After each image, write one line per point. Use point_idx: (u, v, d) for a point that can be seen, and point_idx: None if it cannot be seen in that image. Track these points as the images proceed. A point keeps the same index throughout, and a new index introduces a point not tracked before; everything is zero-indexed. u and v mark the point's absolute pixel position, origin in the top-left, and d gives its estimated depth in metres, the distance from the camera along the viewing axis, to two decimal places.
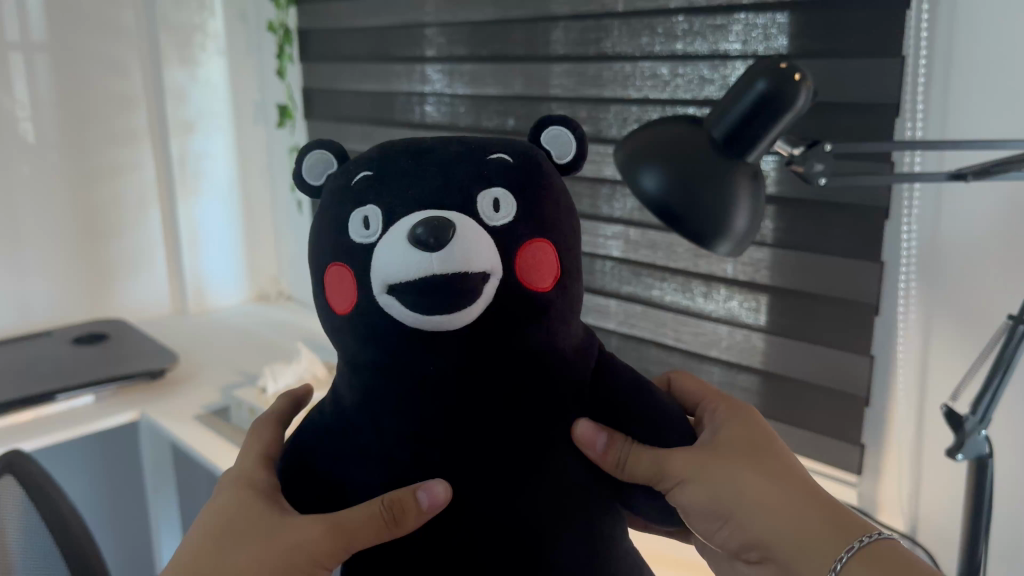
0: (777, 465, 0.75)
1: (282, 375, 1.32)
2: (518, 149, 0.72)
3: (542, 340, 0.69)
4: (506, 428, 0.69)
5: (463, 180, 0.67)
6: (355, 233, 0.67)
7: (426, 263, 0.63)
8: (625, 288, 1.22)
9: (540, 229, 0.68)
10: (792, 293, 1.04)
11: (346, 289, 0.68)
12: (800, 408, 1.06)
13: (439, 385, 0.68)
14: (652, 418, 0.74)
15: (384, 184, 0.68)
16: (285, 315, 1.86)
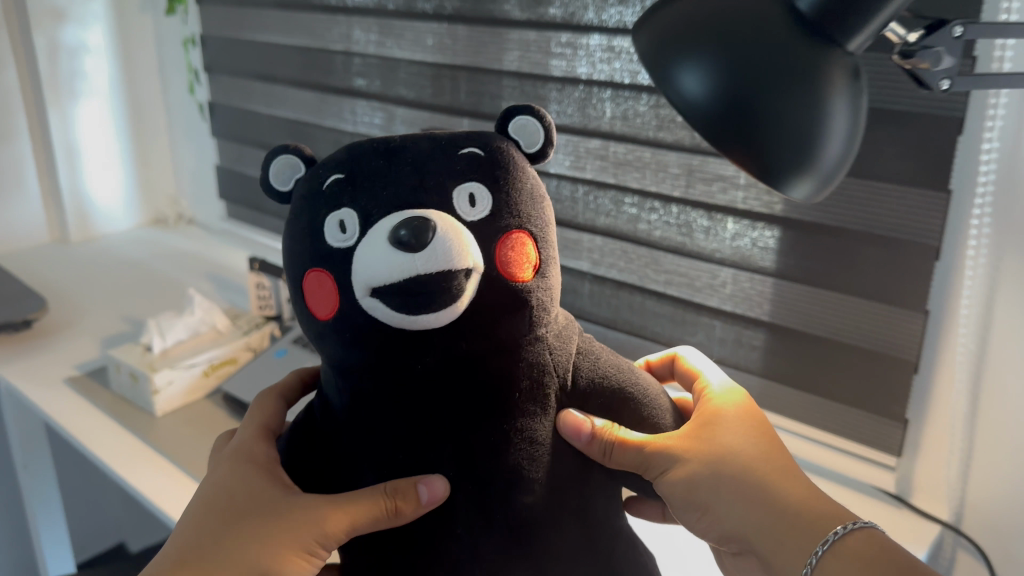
0: (764, 445, 0.62)
1: (172, 330, 1.04)
2: (491, 138, 0.58)
3: (528, 331, 0.56)
4: (493, 427, 0.57)
5: (438, 172, 0.54)
6: (331, 238, 0.55)
7: (409, 266, 0.51)
8: (601, 220, 0.97)
9: (518, 218, 0.55)
10: (818, 230, 0.81)
11: (325, 298, 0.56)
12: (824, 373, 0.85)
13: (417, 376, 0.56)
14: (635, 400, 0.61)
15: (354, 184, 0.55)
16: (187, 243, 1.56)
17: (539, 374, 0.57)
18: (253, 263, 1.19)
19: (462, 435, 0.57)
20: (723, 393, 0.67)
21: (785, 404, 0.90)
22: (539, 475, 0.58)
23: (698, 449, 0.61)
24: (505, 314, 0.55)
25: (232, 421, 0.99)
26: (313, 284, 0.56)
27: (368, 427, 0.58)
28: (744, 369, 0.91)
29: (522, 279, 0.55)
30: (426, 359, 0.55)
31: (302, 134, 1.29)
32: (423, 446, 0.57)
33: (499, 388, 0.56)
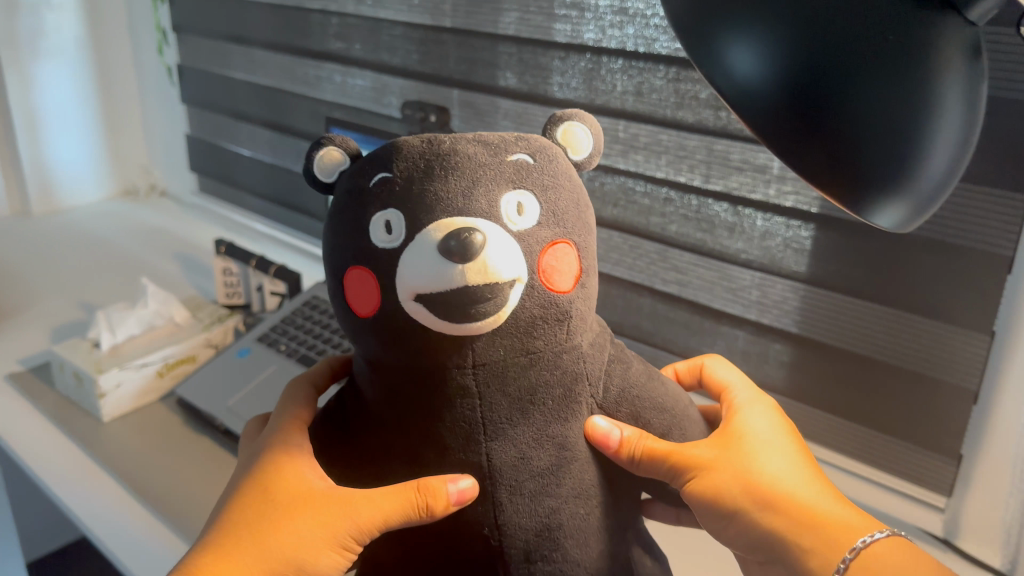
0: (797, 461, 0.52)
1: (122, 325, 0.93)
2: (536, 142, 0.47)
3: (568, 339, 0.45)
4: (517, 439, 0.45)
5: (485, 173, 0.43)
6: (377, 240, 0.43)
7: (461, 274, 0.40)
8: (609, 210, 0.85)
9: (562, 227, 0.44)
10: (862, 232, 0.69)
11: (366, 298, 0.44)
12: (862, 396, 0.74)
13: (446, 390, 0.44)
14: (669, 409, 0.50)
15: (400, 185, 0.43)
16: (157, 217, 1.44)
17: (570, 384, 0.46)
18: (219, 245, 1.06)
19: (475, 446, 0.45)
20: (751, 400, 0.58)
21: (815, 426, 0.79)
22: (567, 482, 0.46)
23: (732, 460, 0.51)
24: (544, 328, 0.44)
25: (189, 427, 0.88)
26: (353, 283, 0.45)
27: (382, 428, 0.47)
28: (768, 386, 0.80)
29: (565, 293, 0.44)
30: (468, 367, 0.43)
31: (275, 102, 1.16)
32: (431, 449, 0.46)
33: (534, 396, 0.45)
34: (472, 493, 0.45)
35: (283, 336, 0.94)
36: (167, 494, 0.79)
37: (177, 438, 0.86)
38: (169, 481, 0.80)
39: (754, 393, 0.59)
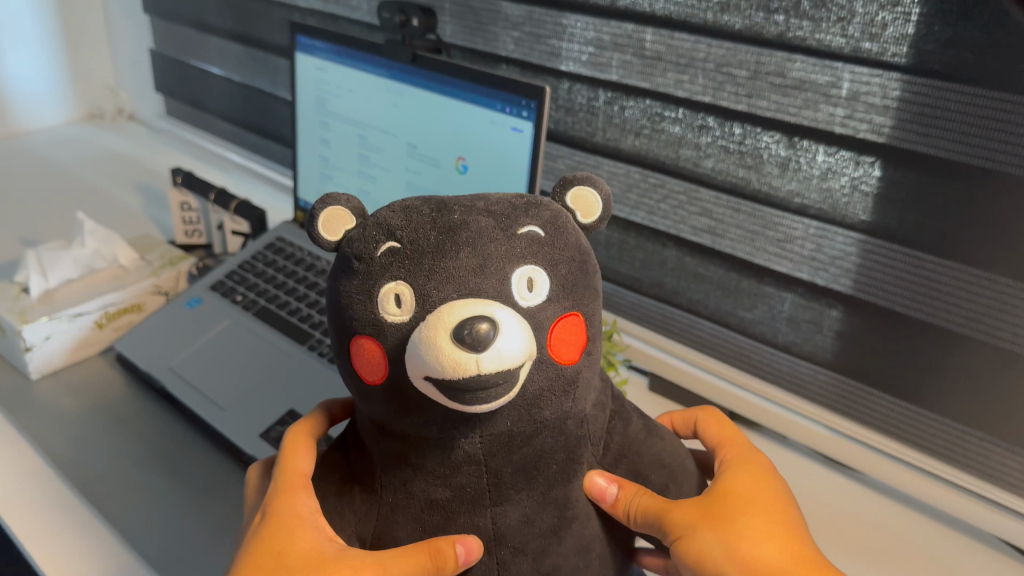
0: (793, 518, 0.42)
1: (55, 269, 0.78)
2: (538, 204, 0.37)
3: (575, 408, 0.37)
4: (523, 504, 0.37)
5: (495, 247, 0.34)
6: (386, 311, 0.34)
7: (468, 366, 0.32)
8: (628, 140, 0.70)
9: (580, 305, 0.36)
10: (952, 170, 0.55)
11: (375, 366, 0.35)
12: (931, 375, 0.61)
13: (448, 459, 0.37)
14: (668, 463, 0.42)
15: (407, 258, 0.34)
16: (122, 145, 1.30)
17: (576, 443, 0.38)
18: (176, 174, 0.92)
19: (480, 511, 0.37)
20: (743, 448, 0.47)
21: (870, 410, 0.66)
22: (570, 536, 0.39)
23: (718, 514, 0.41)
24: (550, 398, 0.36)
25: (130, 390, 0.75)
26: (357, 356, 0.36)
27: (373, 483, 0.39)
28: (814, 360, 0.67)
29: (571, 362, 0.36)
30: (475, 438, 0.36)
31: (243, 11, 1.00)
32: (417, 510, 0.38)
33: (538, 463, 0.37)
34: (479, 544, 0.37)
35: (241, 285, 0.80)
36: (85, 470, 0.65)
37: (113, 400, 0.74)
38: (89, 456, 0.67)
39: (747, 441, 0.48)
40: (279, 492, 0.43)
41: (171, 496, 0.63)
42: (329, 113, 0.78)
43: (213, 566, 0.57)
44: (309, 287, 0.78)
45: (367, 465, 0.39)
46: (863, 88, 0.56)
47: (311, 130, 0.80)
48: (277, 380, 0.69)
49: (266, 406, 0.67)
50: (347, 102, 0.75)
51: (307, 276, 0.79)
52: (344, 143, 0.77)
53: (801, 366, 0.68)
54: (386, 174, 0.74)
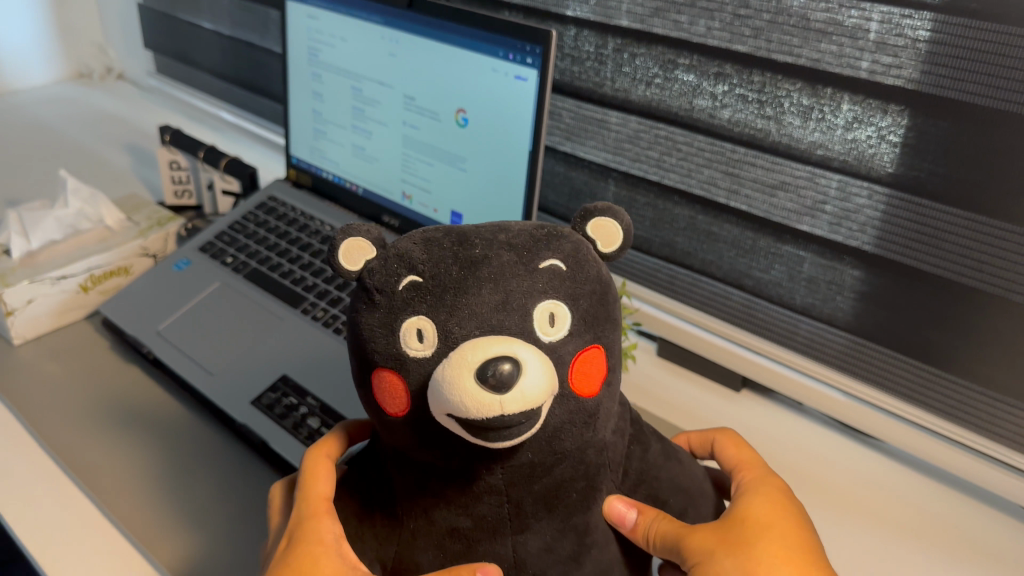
0: (811, 550, 0.40)
1: (37, 232, 0.75)
2: (558, 232, 0.35)
3: (596, 436, 0.35)
4: (544, 531, 0.36)
5: (518, 282, 0.32)
6: (408, 346, 0.32)
7: (493, 407, 0.30)
8: (639, 90, 0.66)
9: (603, 338, 0.34)
10: (986, 113, 0.51)
11: (397, 400, 0.33)
12: (957, 337, 0.58)
13: (469, 488, 0.35)
14: (686, 487, 0.41)
15: (429, 293, 0.32)
16: (113, 104, 1.25)
17: (599, 467, 0.37)
18: (164, 132, 0.88)
19: (502, 540, 0.36)
20: (760, 469, 0.45)
21: (892, 375, 0.62)
22: (590, 562, 0.37)
23: (738, 542, 0.39)
24: (573, 430, 0.34)
25: (117, 356, 0.72)
26: (378, 390, 0.34)
27: (394, 510, 0.37)
28: (833, 324, 0.64)
29: (593, 395, 0.34)
30: (498, 469, 0.34)
31: None
32: (438, 539, 0.36)
33: (559, 492, 0.35)
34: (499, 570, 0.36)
35: (232, 247, 0.77)
36: (70, 440, 0.62)
37: (101, 365, 0.71)
38: (74, 426, 0.64)
39: (763, 464, 0.46)
40: (302, 515, 0.40)
41: (161, 466, 0.60)
42: (322, 65, 0.74)
43: (204, 539, 0.55)
44: (303, 250, 0.74)
45: (388, 491, 0.38)
46: (892, 30, 0.52)
47: (303, 85, 0.76)
48: (268, 346, 0.65)
49: (258, 371, 0.64)
50: (340, 53, 0.71)
51: (299, 236, 0.76)
52: (337, 97, 0.74)
53: (819, 329, 0.65)
54: (382, 129, 0.71)
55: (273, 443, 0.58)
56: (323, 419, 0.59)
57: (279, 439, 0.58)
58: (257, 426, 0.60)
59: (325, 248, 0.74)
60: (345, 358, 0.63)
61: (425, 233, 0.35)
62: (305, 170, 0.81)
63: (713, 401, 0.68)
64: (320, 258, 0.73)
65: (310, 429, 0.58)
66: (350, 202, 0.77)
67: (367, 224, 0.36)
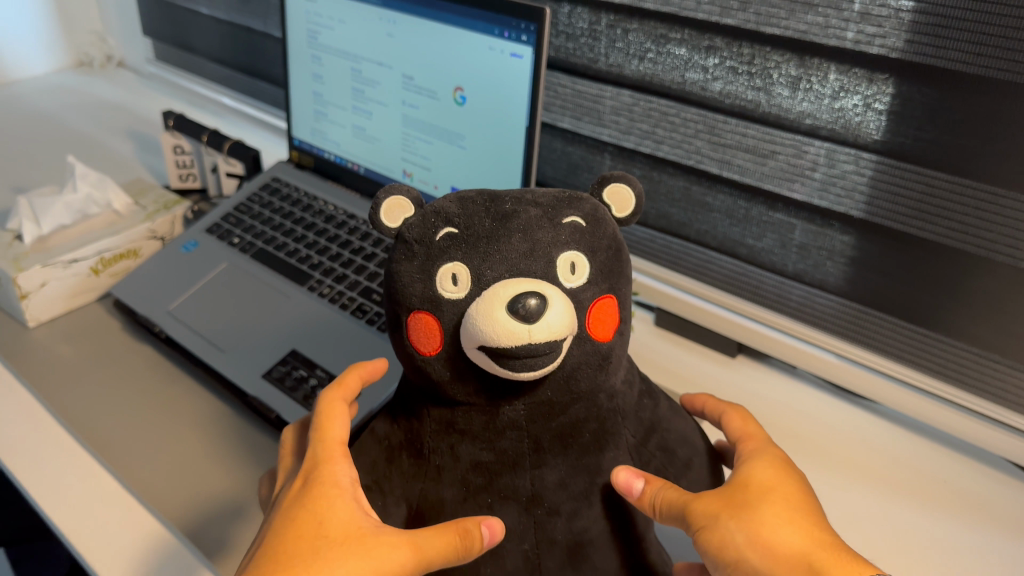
0: (812, 509, 0.42)
1: (47, 216, 0.77)
2: (578, 196, 0.41)
3: (608, 382, 0.40)
4: (559, 467, 0.40)
5: (543, 235, 0.38)
6: (445, 288, 0.37)
7: (522, 336, 0.35)
8: (633, 65, 0.68)
9: (616, 289, 0.39)
10: (969, 79, 0.52)
11: (432, 338, 0.38)
12: (946, 298, 0.59)
13: (493, 423, 0.39)
14: (692, 439, 0.44)
15: (464, 241, 0.38)
16: (114, 92, 1.27)
17: (611, 413, 0.41)
18: (167, 117, 0.90)
19: (520, 473, 0.40)
20: (763, 439, 0.46)
21: (882, 337, 0.64)
22: (599, 501, 0.41)
23: (741, 504, 0.41)
24: (587, 372, 0.39)
25: (130, 336, 0.74)
26: (412, 331, 0.39)
27: (419, 447, 0.41)
28: (825, 288, 0.66)
29: (606, 339, 0.39)
30: (520, 404, 0.39)
31: None
32: (466, 476, 0.40)
33: (572, 431, 0.40)
34: (500, 527, 0.40)
35: (237, 228, 0.78)
36: (88, 416, 0.64)
37: (113, 345, 0.73)
38: (89, 404, 0.66)
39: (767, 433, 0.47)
40: (314, 464, 0.42)
41: (179, 438, 0.62)
42: (321, 47, 0.75)
43: (223, 506, 0.57)
44: (309, 228, 0.76)
45: (412, 430, 0.41)
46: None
47: (302, 67, 0.78)
48: (277, 322, 0.67)
49: (269, 344, 0.66)
50: (339, 36, 0.73)
51: (303, 216, 0.78)
52: (337, 78, 0.75)
53: (812, 293, 0.67)
54: (382, 109, 0.72)
55: (284, 415, 0.60)
56: None
57: (290, 411, 0.60)
58: (269, 398, 0.62)
59: (330, 226, 0.76)
60: (353, 328, 0.65)
61: (462, 194, 0.40)
62: (307, 151, 0.82)
63: (710, 367, 0.70)
64: (326, 236, 0.75)
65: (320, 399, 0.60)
66: (351, 180, 0.79)
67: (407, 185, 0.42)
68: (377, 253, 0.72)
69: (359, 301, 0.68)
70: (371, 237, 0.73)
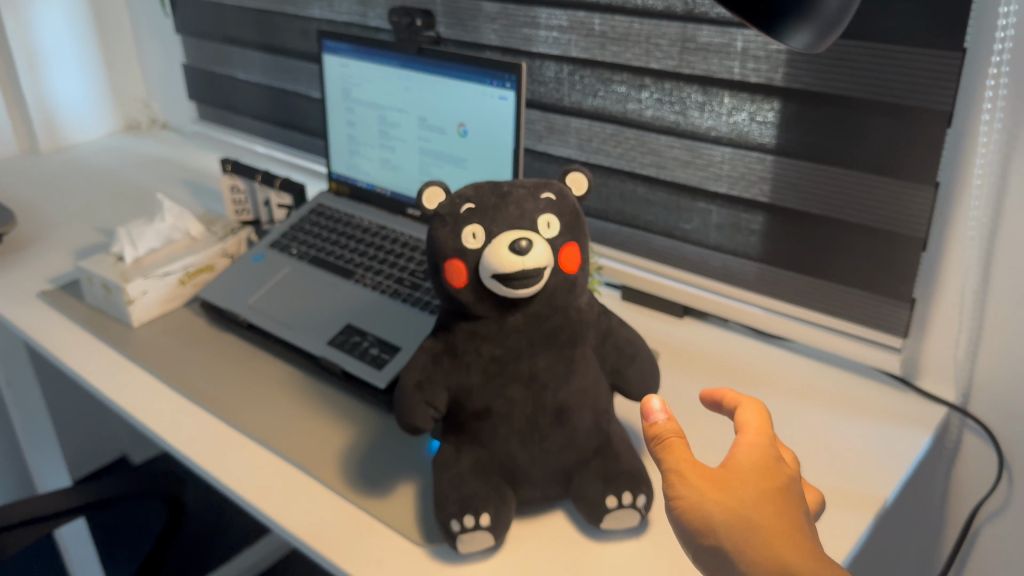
0: (795, 519, 0.46)
1: (143, 240, 0.99)
2: (550, 182, 0.63)
3: (576, 300, 0.62)
4: (546, 357, 0.62)
5: (527, 204, 0.60)
6: (468, 241, 0.60)
7: (518, 264, 0.57)
8: (589, 101, 0.92)
9: (578, 239, 0.62)
10: (819, 97, 0.76)
11: (460, 274, 0.60)
12: (823, 253, 0.81)
13: (503, 329, 0.61)
14: (636, 342, 0.66)
15: (478, 212, 0.60)
16: (163, 149, 1.50)
17: (580, 322, 0.63)
18: (226, 164, 1.12)
19: (522, 362, 0.62)
20: (766, 433, 0.51)
21: (786, 292, 0.86)
22: (575, 380, 0.63)
23: (727, 492, 0.47)
24: (561, 291, 0.61)
25: (215, 328, 0.95)
26: (448, 272, 0.61)
27: (454, 351, 0.63)
28: (741, 256, 0.87)
29: (573, 270, 0.61)
30: (519, 315, 0.61)
31: (269, 25, 1.23)
32: (486, 367, 0.62)
33: (554, 333, 0.62)
34: None
35: (293, 242, 1.01)
36: (195, 383, 0.86)
37: (203, 335, 0.94)
38: (193, 376, 0.87)
39: (772, 427, 0.51)
40: None
41: (264, 395, 0.84)
42: (353, 100, 0.98)
43: (305, 433, 0.78)
44: (350, 239, 0.98)
45: (450, 340, 0.63)
46: (752, 45, 0.78)
47: (338, 116, 1.01)
48: (333, 306, 0.89)
49: (328, 321, 0.87)
50: (367, 90, 0.96)
51: (344, 230, 1.00)
52: (367, 123, 0.98)
53: (733, 262, 0.88)
54: (403, 144, 0.95)
55: (346, 367, 0.82)
56: (381, 347, 0.82)
57: (350, 363, 0.82)
58: (333, 357, 0.83)
59: (367, 235, 0.98)
60: (390, 304, 0.87)
61: (476, 184, 0.63)
62: (343, 182, 1.04)
63: (663, 326, 0.91)
64: (364, 243, 0.97)
65: (373, 353, 0.82)
66: (380, 202, 1.01)
67: (439, 181, 0.64)
68: (405, 252, 0.93)
69: (393, 286, 0.89)
70: (399, 242, 0.95)
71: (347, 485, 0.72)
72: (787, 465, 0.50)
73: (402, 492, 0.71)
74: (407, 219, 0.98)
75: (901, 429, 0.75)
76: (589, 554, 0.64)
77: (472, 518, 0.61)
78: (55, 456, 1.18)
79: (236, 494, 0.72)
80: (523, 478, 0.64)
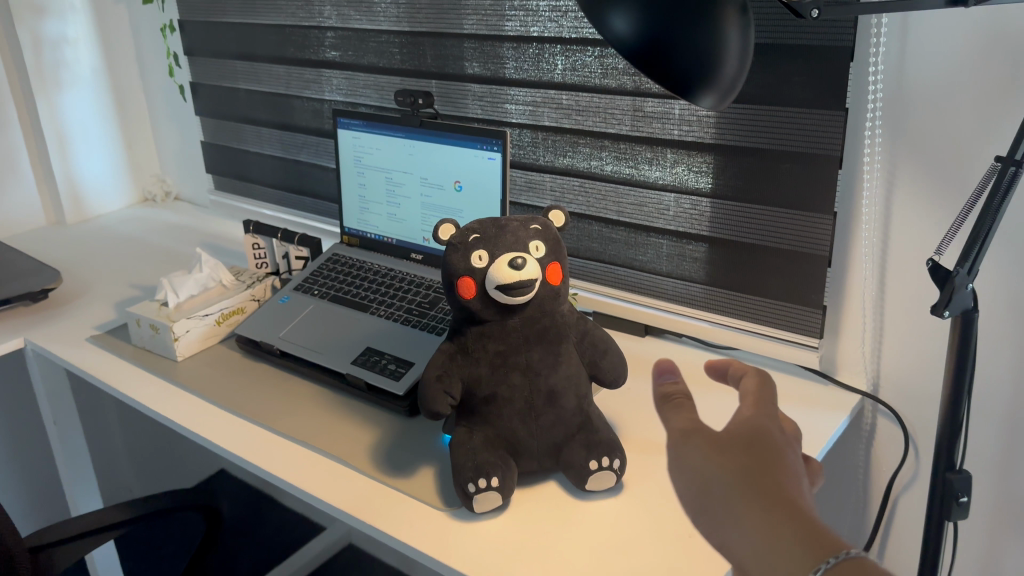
0: (791, 482, 0.41)
1: (184, 287, 1.16)
2: (537, 216, 0.82)
3: (559, 306, 0.81)
4: (538, 350, 0.80)
5: (520, 233, 0.79)
6: (476, 262, 0.78)
7: (516, 276, 0.76)
8: (560, 161, 1.12)
9: (559, 259, 0.80)
10: (740, 151, 0.96)
11: (470, 288, 0.79)
12: (754, 275, 1.00)
13: (504, 330, 0.80)
14: (607, 341, 0.84)
15: (483, 239, 0.79)
16: (178, 217, 1.68)
17: (563, 323, 0.82)
18: (248, 224, 1.29)
19: (519, 355, 0.80)
20: (766, 404, 0.46)
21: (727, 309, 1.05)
22: (561, 369, 0.81)
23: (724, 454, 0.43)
24: (548, 299, 0.80)
25: (250, 360, 1.12)
26: (460, 287, 0.79)
27: (467, 350, 0.81)
28: (689, 281, 1.06)
29: (556, 282, 0.80)
30: (517, 318, 0.80)
31: (283, 106, 1.43)
32: (491, 360, 0.80)
33: (544, 332, 0.80)
34: None
35: (314, 286, 1.18)
36: (239, 402, 1.02)
37: (239, 366, 1.10)
38: (236, 397, 1.03)
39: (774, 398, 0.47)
40: None
41: (299, 409, 1.00)
42: (363, 165, 1.17)
43: (337, 435, 0.94)
44: (363, 281, 1.16)
45: (463, 341, 0.81)
46: (687, 113, 0.99)
47: (349, 178, 1.20)
48: (353, 334, 1.06)
49: (349, 346, 1.04)
50: (376, 157, 1.15)
51: (357, 274, 1.18)
52: (375, 183, 1.17)
53: (684, 286, 1.07)
54: (407, 200, 1.14)
55: (368, 380, 0.99)
56: (397, 363, 0.99)
57: (371, 377, 0.99)
58: (357, 373, 1.00)
59: (377, 277, 1.16)
60: (402, 330, 1.05)
61: (479, 220, 0.81)
62: (354, 235, 1.23)
63: (631, 343, 1.10)
64: (375, 284, 1.15)
65: (391, 368, 0.99)
66: (387, 249, 1.19)
67: (450, 219, 0.83)
68: (411, 289, 1.12)
69: (403, 316, 1.07)
70: (405, 281, 1.14)
71: (378, 472, 0.87)
72: (787, 434, 0.46)
73: (424, 473, 0.87)
74: (411, 263, 1.16)
75: (824, 411, 0.94)
76: (579, 509, 0.81)
77: (485, 479, 0.76)
78: (93, 489, 1.31)
79: (288, 483, 0.87)
80: (523, 450, 0.81)
